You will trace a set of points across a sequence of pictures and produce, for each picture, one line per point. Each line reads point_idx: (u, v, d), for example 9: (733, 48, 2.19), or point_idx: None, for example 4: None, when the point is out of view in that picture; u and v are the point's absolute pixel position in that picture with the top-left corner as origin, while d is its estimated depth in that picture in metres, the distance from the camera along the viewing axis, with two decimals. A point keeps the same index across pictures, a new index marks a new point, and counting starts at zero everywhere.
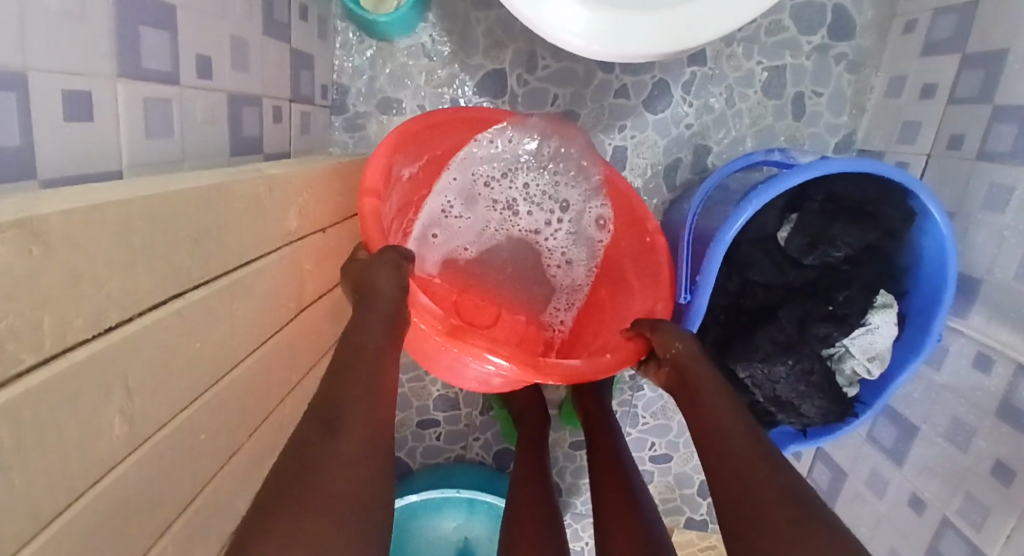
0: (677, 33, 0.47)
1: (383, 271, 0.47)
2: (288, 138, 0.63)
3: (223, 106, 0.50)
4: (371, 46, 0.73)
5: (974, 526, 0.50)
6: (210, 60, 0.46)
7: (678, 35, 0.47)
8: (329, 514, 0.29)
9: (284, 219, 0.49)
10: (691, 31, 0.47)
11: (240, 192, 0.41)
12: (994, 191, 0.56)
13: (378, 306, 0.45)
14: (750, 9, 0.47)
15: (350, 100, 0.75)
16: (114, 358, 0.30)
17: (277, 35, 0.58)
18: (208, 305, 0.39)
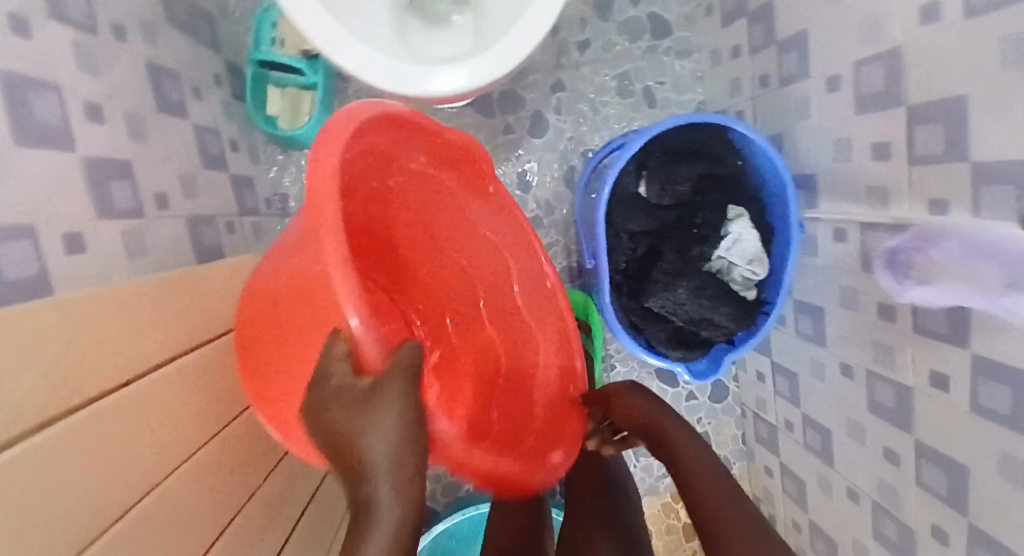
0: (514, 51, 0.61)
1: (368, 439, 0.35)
2: (246, 245, 0.74)
3: (184, 228, 0.61)
4: (298, 156, 0.87)
5: (890, 365, 0.60)
6: (166, 195, 0.59)
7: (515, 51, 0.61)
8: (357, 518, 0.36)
9: (250, 296, 0.61)
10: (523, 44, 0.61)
11: (203, 283, 0.54)
12: (800, 104, 0.70)
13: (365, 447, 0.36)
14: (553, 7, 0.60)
15: (293, 203, 0.88)
16: (139, 400, 0.40)
17: (217, 167, 0.71)
18: (200, 364, 0.50)
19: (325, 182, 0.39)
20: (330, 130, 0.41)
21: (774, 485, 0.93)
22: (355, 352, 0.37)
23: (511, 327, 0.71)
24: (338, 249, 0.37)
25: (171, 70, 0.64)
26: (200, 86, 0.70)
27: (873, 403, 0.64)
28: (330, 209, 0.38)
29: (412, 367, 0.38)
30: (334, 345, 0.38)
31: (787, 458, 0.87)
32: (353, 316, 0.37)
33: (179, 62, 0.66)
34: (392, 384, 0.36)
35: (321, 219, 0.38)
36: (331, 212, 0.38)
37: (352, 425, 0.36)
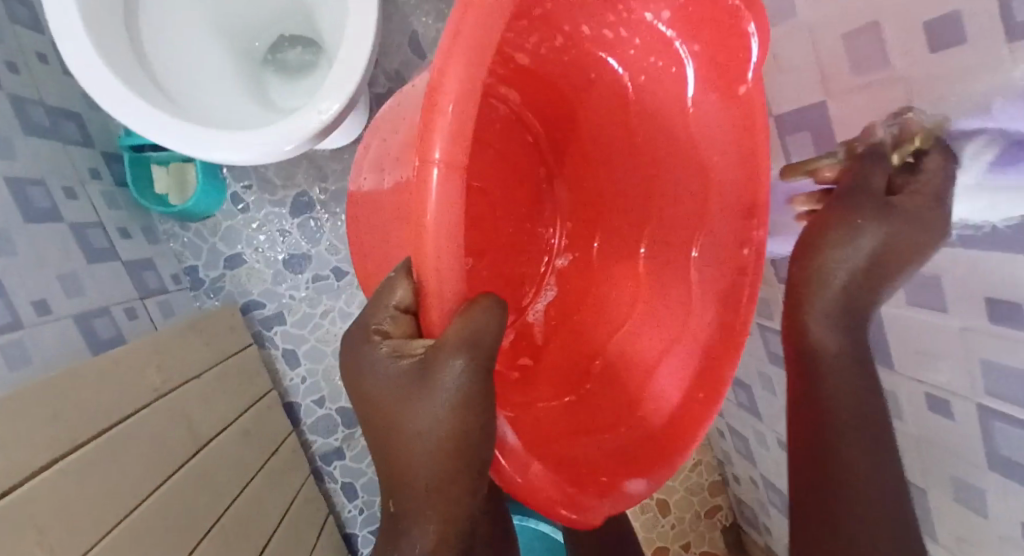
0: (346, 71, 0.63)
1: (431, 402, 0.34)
2: (150, 326, 0.77)
3: (73, 327, 0.63)
4: (197, 227, 0.89)
5: (771, 317, 0.65)
6: (46, 300, 0.61)
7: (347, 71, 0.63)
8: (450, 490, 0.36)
9: (145, 377, 0.62)
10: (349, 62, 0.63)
11: (85, 374, 0.54)
12: None
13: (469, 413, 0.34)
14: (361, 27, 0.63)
15: (202, 272, 0.90)
16: (19, 506, 0.42)
17: (105, 258, 0.73)
18: (88, 459, 0.51)
19: (436, 173, 0.31)
20: (456, 34, 0.32)
21: (727, 444, 0.96)
22: (438, 302, 0.35)
23: (668, 277, 0.56)
24: (434, 213, 0.32)
25: (36, 178, 0.66)
26: (71, 185, 0.72)
27: (772, 353, 0.68)
28: (438, 156, 0.31)
29: (490, 332, 0.34)
30: (392, 292, 0.37)
31: (729, 417, 0.90)
32: (434, 240, 0.32)
33: (44, 168, 0.68)
34: (445, 362, 0.33)
35: (430, 148, 0.32)
36: (449, 148, 0.32)
37: (406, 398, 0.35)
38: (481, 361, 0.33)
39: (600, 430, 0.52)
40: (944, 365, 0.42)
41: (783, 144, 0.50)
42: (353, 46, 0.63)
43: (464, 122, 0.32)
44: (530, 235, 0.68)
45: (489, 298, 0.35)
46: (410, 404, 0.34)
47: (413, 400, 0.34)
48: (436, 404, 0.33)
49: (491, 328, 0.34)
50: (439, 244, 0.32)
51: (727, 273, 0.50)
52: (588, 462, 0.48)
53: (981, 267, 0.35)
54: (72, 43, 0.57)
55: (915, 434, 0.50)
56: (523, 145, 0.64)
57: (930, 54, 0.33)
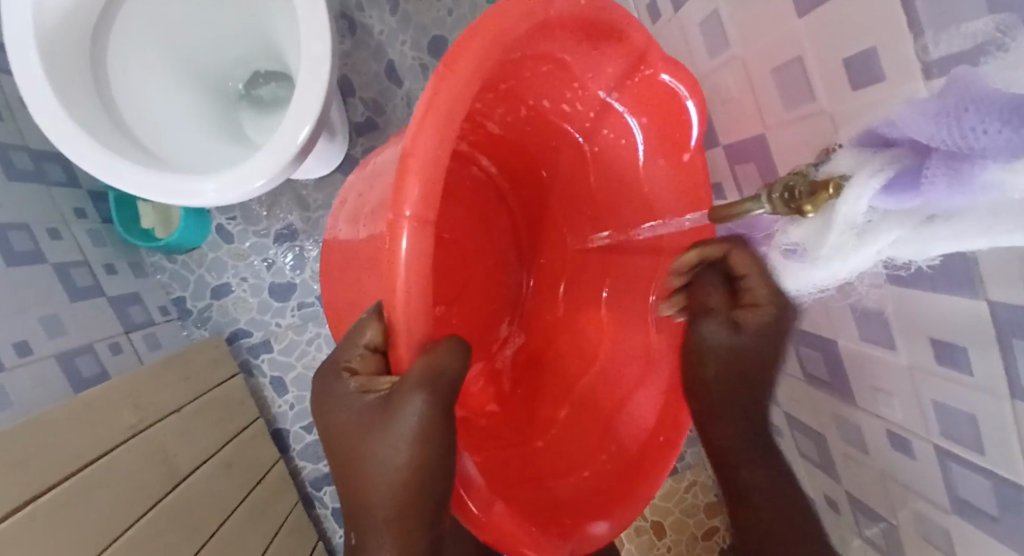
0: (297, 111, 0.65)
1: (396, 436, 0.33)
2: (135, 359, 0.80)
3: (54, 366, 0.66)
4: (183, 259, 0.92)
5: None
6: (26, 341, 0.64)
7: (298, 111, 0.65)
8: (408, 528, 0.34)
9: (120, 417, 0.66)
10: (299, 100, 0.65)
11: (54, 418, 0.57)
12: None
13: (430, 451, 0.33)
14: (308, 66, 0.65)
15: (189, 303, 0.93)
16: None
17: (88, 296, 0.77)
18: (59, 501, 0.53)
19: (409, 230, 0.32)
20: (430, 106, 0.32)
21: None
22: (405, 341, 0.34)
23: (632, 314, 0.55)
24: (404, 267, 0.32)
25: (17, 223, 0.70)
26: (55, 225, 0.76)
27: None
28: (410, 213, 0.32)
29: (454, 370, 0.34)
30: (362, 331, 0.36)
31: None
32: (405, 294, 0.33)
33: (24, 212, 0.72)
34: (409, 398, 0.32)
35: (402, 205, 0.32)
36: (420, 205, 0.32)
37: (372, 432, 0.33)
38: (443, 396, 0.33)
39: (573, 465, 0.51)
40: (896, 399, 0.41)
41: (733, 172, 0.49)
42: (307, 80, 0.65)
43: (434, 179, 0.33)
44: (497, 286, 0.64)
45: (453, 341, 0.35)
46: (372, 437, 0.33)
47: (377, 432, 0.33)
48: (400, 439, 0.32)
49: (455, 365, 0.34)
50: (405, 302, 0.33)
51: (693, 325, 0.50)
52: (556, 500, 0.49)
53: (920, 307, 0.34)
54: (47, 111, 0.62)
55: (879, 467, 0.48)
56: (489, 199, 0.64)
57: (852, 91, 0.32)
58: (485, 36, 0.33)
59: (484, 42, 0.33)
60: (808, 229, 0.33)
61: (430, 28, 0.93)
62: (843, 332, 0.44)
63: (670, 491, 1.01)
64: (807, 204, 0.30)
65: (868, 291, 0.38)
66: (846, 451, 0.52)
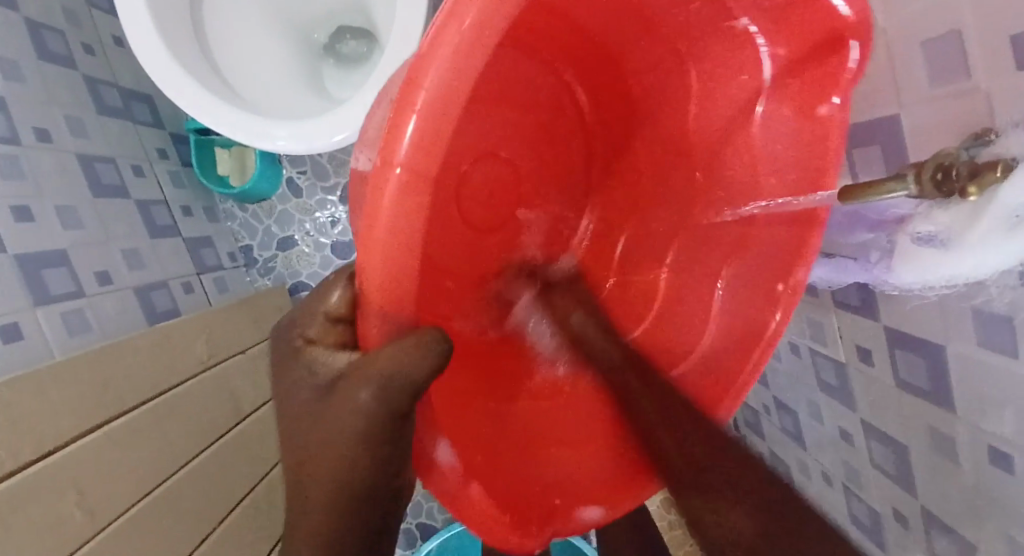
0: (383, 70, 0.64)
1: (341, 404, 0.31)
2: (205, 299, 0.83)
3: (132, 297, 0.69)
4: (253, 208, 0.94)
5: (822, 342, 0.61)
6: (108, 271, 0.67)
7: (384, 71, 0.64)
8: (323, 502, 0.32)
9: (191, 350, 0.68)
10: (389, 63, 0.64)
11: (132, 346, 0.60)
12: None
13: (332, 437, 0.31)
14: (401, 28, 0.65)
15: (256, 252, 0.95)
16: (60, 464, 0.47)
17: (166, 234, 0.80)
18: (133, 425, 0.56)
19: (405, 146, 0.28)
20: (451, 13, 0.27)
21: None
22: (376, 315, 0.31)
23: (687, 292, 0.53)
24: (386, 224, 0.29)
25: (105, 156, 0.72)
26: (140, 164, 0.79)
27: (823, 380, 0.64)
28: (404, 164, 0.28)
29: (410, 365, 0.29)
30: (328, 294, 0.34)
31: (772, 441, 0.85)
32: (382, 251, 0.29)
33: (113, 148, 0.75)
34: (360, 382, 0.30)
35: (396, 139, 0.28)
36: (412, 159, 0.28)
37: (315, 412, 0.33)
38: (398, 393, 0.30)
39: (579, 438, 0.50)
40: (1007, 413, 0.38)
41: (848, 158, 0.46)
42: (399, 35, 0.65)
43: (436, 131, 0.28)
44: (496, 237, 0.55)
45: (428, 333, 0.30)
46: (316, 416, 0.32)
47: (315, 416, 0.33)
48: (319, 425, 0.32)
49: (422, 364, 0.30)
50: (387, 249, 0.29)
51: (757, 302, 0.49)
52: (552, 474, 0.47)
53: None
54: (149, 48, 0.64)
55: (968, 486, 0.45)
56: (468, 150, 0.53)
57: (1015, 71, 0.28)
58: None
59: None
60: (954, 216, 0.31)
61: None
62: (957, 336, 0.40)
63: None
64: (969, 186, 0.28)
65: (998, 293, 0.34)
66: (933, 467, 0.49)
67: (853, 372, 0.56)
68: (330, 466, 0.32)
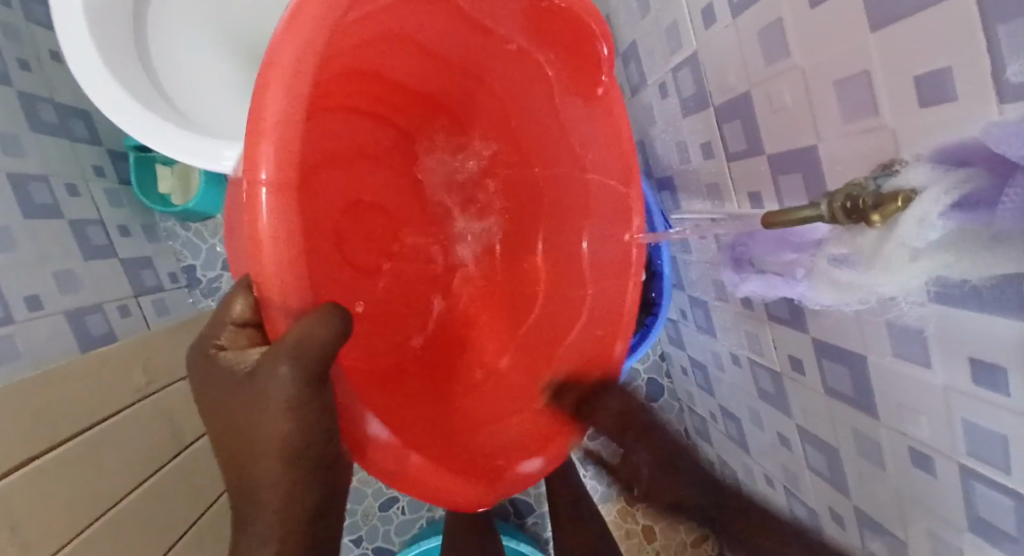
0: None
1: (259, 389, 0.34)
2: (144, 323, 0.79)
3: (65, 322, 0.65)
4: (197, 227, 0.91)
5: (759, 353, 0.64)
6: (39, 295, 0.63)
7: None
8: (269, 482, 0.36)
9: (131, 377, 0.65)
10: None
11: (69, 372, 0.56)
12: (660, 102, 0.72)
13: (260, 425, 0.35)
14: None
15: (199, 272, 0.92)
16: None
17: (101, 254, 0.75)
18: (65, 459, 0.52)
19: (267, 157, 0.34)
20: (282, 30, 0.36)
21: None
22: (281, 305, 0.35)
23: (568, 280, 0.61)
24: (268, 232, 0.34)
25: (36, 172, 0.68)
26: (74, 180, 0.75)
27: (761, 389, 0.68)
28: (264, 178, 0.34)
29: (319, 337, 0.34)
30: (230, 305, 0.37)
31: (718, 447, 0.89)
32: (269, 244, 0.34)
33: (45, 163, 0.70)
34: (274, 363, 0.34)
35: (259, 152, 0.34)
36: (274, 169, 0.34)
37: (236, 402, 0.36)
38: (310, 367, 0.34)
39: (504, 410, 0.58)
40: (922, 415, 0.42)
41: (776, 184, 0.50)
42: None
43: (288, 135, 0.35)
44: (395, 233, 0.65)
45: (328, 308, 0.35)
46: (238, 402, 0.36)
47: (238, 402, 0.36)
48: (243, 409, 0.35)
49: (333, 336, 0.35)
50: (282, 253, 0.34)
51: (612, 278, 0.59)
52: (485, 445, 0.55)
53: (956, 327, 0.34)
54: (85, 64, 0.63)
55: (893, 483, 0.49)
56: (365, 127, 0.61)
57: (918, 109, 0.32)
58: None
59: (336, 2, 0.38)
60: (863, 243, 0.34)
61: None
62: (875, 347, 0.44)
63: None
64: (873, 214, 0.30)
65: (907, 309, 0.38)
66: (861, 467, 0.52)
67: (787, 381, 0.60)
68: (268, 446, 0.35)
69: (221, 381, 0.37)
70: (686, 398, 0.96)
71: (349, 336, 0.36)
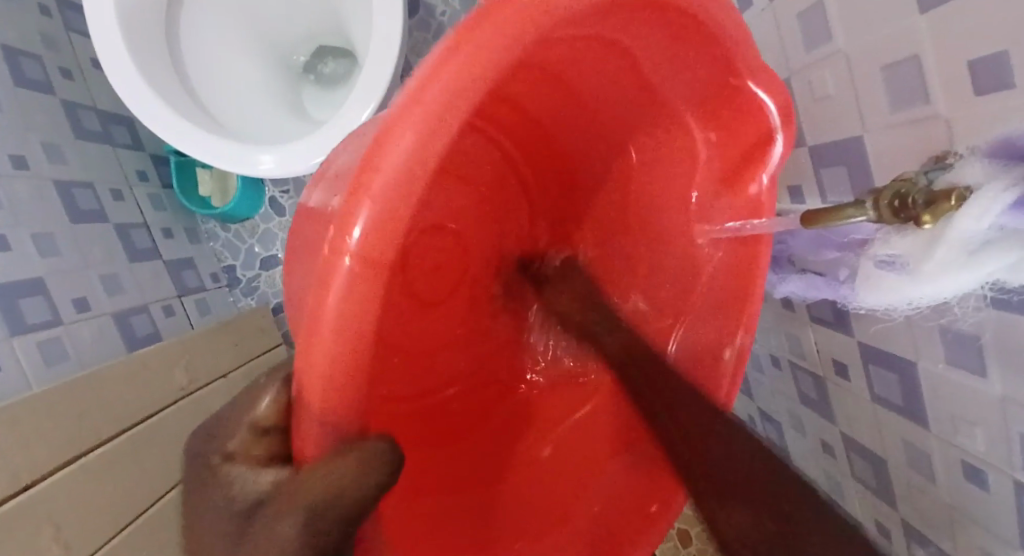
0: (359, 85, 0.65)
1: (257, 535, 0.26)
2: (187, 323, 0.82)
3: (111, 323, 0.69)
4: (236, 228, 0.94)
5: (800, 355, 0.61)
6: (86, 298, 0.66)
7: (360, 87, 0.65)
8: None
9: (170, 377, 0.68)
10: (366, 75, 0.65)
11: (111, 373, 0.59)
12: None
13: None
14: (378, 47, 0.65)
15: (239, 272, 0.95)
16: (41, 500, 0.46)
17: (145, 258, 0.79)
18: (108, 456, 0.55)
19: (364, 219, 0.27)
20: (415, 102, 0.27)
21: None
22: (319, 417, 0.30)
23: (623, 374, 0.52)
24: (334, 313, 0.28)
25: (83, 182, 0.72)
26: (120, 188, 0.79)
27: (802, 392, 0.64)
28: (354, 252, 0.28)
29: (367, 481, 0.29)
30: (256, 403, 0.31)
31: None
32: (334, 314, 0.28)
33: (91, 172, 0.74)
34: (284, 513, 0.26)
35: (367, 183, 0.27)
36: (370, 243, 0.28)
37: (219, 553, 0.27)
38: (330, 519, 0.27)
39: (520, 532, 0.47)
40: (979, 430, 0.38)
41: (819, 178, 0.47)
42: (378, 54, 0.65)
43: (427, 159, 0.28)
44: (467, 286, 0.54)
45: (377, 445, 0.31)
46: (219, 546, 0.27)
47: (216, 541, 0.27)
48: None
49: (369, 477, 0.29)
50: (338, 352, 0.29)
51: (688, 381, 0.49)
52: None
53: (1021, 337, 0.31)
54: (124, 78, 0.65)
55: (946, 501, 0.45)
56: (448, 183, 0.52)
57: (973, 97, 0.29)
58: (506, 18, 0.28)
59: (508, 30, 0.28)
60: (914, 244, 0.31)
61: None
62: (928, 355, 0.41)
63: None
64: (925, 214, 0.27)
65: (963, 313, 0.35)
66: (911, 479, 0.49)
67: (830, 386, 0.57)
68: None
69: (209, 505, 0.29)
70: None
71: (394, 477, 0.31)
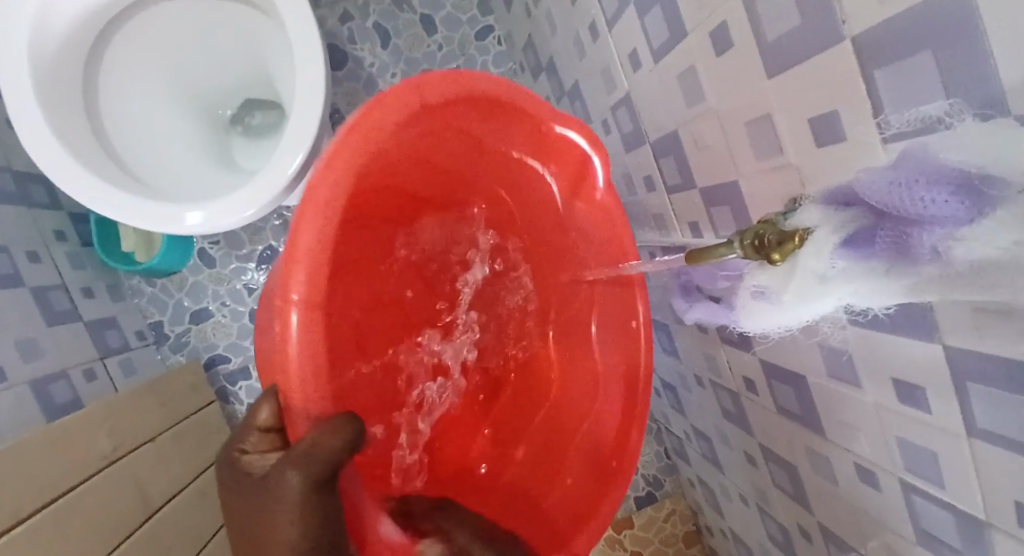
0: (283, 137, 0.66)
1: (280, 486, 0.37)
2: (111, 385, 0.78)
3: (28, 392, 0.65)
4: (163, 282, 0.91)
5: (717, 374, 0.66)
6: (0, 366, 0.62)
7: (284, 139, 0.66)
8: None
9: (94, 444, 0.64)
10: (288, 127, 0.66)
11: (30, 444, 0.56)
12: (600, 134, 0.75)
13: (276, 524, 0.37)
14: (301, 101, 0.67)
15: (166, 327, 0.91)
16: None
17: (64, 319, 0.75)
18: (30, 534, 0.51)
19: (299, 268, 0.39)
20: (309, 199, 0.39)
21: (699, 495, 0.94)
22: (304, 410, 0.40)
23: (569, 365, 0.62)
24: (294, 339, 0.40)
25: None
26: (35, 248, 0.75)
27: (723, 408, 0.69)
28: (296, 297, 0.39)
29: (329, 448, 0.37)
30: (258, 411, 0.41)
31: (697, 467, 0.89)
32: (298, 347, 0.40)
33: (5, 233, 0.71)
34: (287, 472, 0.36)
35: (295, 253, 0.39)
36: (306, 289, 0.39)
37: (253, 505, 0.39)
38: (318, 473, 0.37)
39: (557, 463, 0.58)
40: (862, 432, 0.43)
41: (710, 215, 0.52)
42: (303, 107, 0.67)
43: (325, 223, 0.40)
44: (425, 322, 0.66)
45: (342, 419, 0.39)
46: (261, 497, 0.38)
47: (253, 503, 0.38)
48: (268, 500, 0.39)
49: (341, 442, 0.38)
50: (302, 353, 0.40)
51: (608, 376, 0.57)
52: None
53: (880, 348, 0.36)
54: (37, 139, 0.63)
55: (847, 499, 0.49)
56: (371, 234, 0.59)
57: (816, 147, 0.34)
58: (361, 137, 0.42)
59: (364, 132, 0.42)
60: (774, 277, 0.36)
61: (419, 63, 1.02)
62: (813, 368, 0.45)
63: (648, 523, 1.00)
64: (775, 252, 0.32)
65: (833, 331, 0.40)
66: (819, 483, 0.53)
67: (744, 401, 0.62)
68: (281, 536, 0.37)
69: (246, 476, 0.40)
70: (663, 419, 0.97)
71: (357, 447, 0.39)
